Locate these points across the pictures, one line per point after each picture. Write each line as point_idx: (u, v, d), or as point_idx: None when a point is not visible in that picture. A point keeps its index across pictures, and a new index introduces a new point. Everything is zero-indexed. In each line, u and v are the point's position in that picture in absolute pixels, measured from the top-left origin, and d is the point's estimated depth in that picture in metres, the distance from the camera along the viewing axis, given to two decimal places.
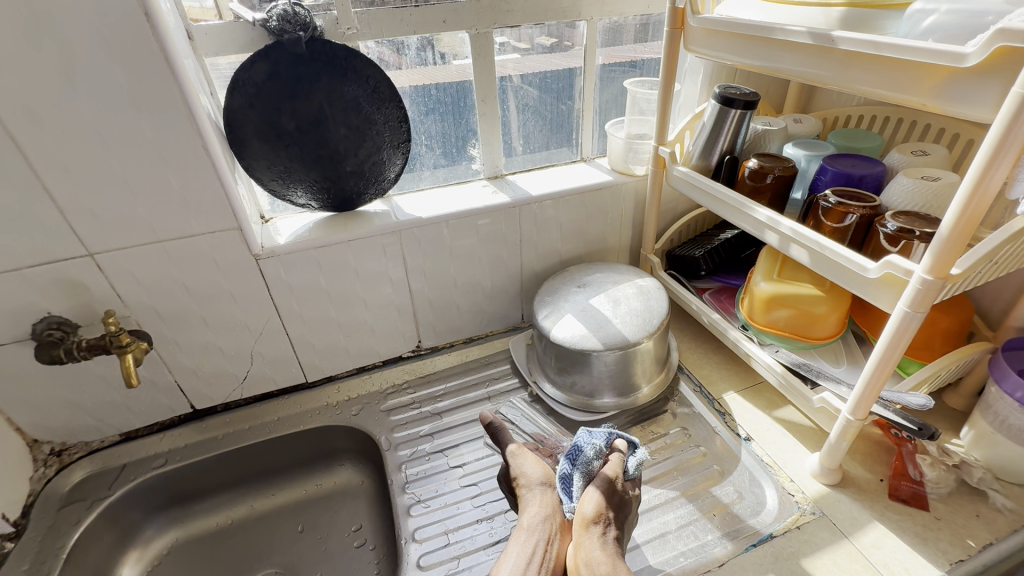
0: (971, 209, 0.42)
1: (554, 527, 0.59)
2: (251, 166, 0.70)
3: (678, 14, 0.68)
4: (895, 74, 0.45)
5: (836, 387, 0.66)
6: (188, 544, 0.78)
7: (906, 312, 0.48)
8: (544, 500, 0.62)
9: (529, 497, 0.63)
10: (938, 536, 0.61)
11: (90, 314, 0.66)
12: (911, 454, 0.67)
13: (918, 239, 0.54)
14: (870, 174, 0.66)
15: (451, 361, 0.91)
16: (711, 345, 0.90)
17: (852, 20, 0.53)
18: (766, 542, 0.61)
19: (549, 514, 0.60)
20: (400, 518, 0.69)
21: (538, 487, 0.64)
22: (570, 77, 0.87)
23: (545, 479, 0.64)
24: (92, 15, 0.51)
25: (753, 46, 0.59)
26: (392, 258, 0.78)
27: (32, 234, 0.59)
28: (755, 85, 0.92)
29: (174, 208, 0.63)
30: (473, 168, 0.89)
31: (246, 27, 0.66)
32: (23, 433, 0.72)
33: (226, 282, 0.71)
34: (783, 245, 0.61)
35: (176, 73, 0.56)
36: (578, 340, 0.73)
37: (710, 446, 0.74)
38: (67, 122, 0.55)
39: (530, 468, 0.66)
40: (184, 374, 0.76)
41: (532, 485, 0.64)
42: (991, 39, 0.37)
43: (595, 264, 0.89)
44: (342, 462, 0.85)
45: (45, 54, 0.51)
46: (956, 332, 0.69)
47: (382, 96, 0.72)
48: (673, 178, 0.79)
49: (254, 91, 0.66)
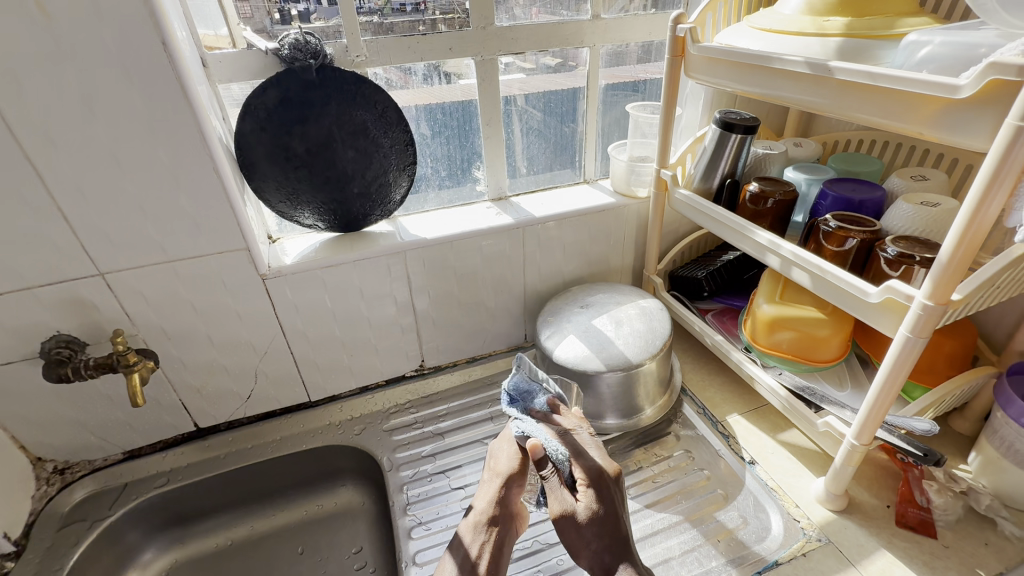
0: (969, 236, 0.42)
1: (502, 518, 0.62)
2: (260, 188, 0.71)
3: (679, 42, 0.69)
4: (891, 103, 0.46)
5: (840, 411, 0.66)
6: (186, 565, 0.77)
7: (907, 338, 0.48)
8: (491, 491, 0.63)
9: (484, 489, 0.64)
10: (947, 565, 0.60)
11: (99, 333, 0.67)
12: (918, 480, 0.66)
13: (919, 264, 0.55)
14: (870, 198, 0.66)
15: (455, 380, 0.92)
16: (715, 366, 0.90)
17: (849, 49, 0.55)
18: (770, 569, 0.61)
19: (487, 511, 0.62)
20: (402, 540, 0.68)
21: (501, 477, 0.63)
22: (573, 99, 0.89)
23: (511, 473, 0.63)
24: (113, 47, 0.53)
25: (751, 74, 0.60)
26: (396, 278, 0.79)
27: (43, 254, 0.60)
28: (754, 110, 0.93)
29: (185, 230, 0.65)
30: (478, 189, 0.91)
31: (259, 55, 0.68)
32: (27, 451, 0.72)
33: (233, 301, 0.72)
34: (785, 268, 0.61)
35: (190, 99, 0.58)
36: (579, 361, 0.73)
37: (713, 470, 0.74)
38: (84, 147, 0.56)
39: (503, 452, 0.65)
40: (188, 393, 0.76)
41: (495, 484, 0.63)
42: (983, 72, 0.38)
43: (598, 285, 0.89)
44: (344, 482, 0.85)
45: (64, 82, 0.53)
46: (962, 356, 0.69)
47: (389, 120, 0.74)
48: (674, 201, 0.80)
49: (266, 115, 0.68)
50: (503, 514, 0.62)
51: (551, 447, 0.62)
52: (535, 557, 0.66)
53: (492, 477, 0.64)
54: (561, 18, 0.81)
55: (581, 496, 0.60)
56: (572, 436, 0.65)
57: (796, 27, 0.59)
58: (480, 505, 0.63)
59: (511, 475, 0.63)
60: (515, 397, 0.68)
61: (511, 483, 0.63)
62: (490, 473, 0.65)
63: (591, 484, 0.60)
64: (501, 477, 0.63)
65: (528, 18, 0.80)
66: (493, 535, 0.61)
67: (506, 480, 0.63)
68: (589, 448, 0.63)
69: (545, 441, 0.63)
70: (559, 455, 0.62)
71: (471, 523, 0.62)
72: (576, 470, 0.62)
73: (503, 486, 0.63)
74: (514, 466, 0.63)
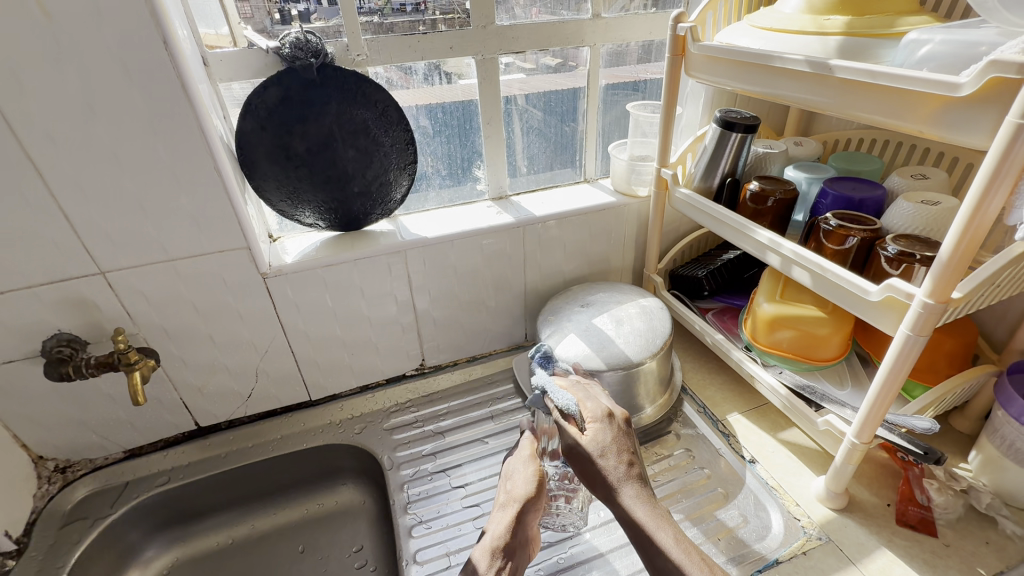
0: (970, 234, 0.42)
1: (515, 547, 0.61)
2: (261, 186, 0.71)
3: (679, 41, 0.69)
4: (891, 101, 0.47)
5: (841, 409, 0.66)
6: (187, 564, 0.77)
7: (908, 336, 0.48)
8: (507, 519, 0.62)
9: (498, 515, 0.63)
10: (947, 564, 0.60)
11: (100, 331, 0.67)
12: (918, 478, 0.66)
13: (919, 262, 0.55)
14: (870, 197, 0.66)
15: (455, 379, 0.92)
16: (715, 365, 0.90)
17: (849, 48, 0.55)
18: (771, 568, 0.61)
19: (504, 540, 0.60)
20: (402, 539, 0.69)
21: (515, 503, 0.63)
22: (573, 99, 0.89)
23: (528, 499, 0.63)
24: (114, 46, 0.53)
25: (752, 73, 0.60)
26: (396, 277, 0.79)
27: (45, 252, 0.60)
28: (755, 109, 0.93)
29: (186, 229, 0.65)
30: (478, 188, 0.91)
31: (259, 54, 0.68)
32: (29, 450, 0.72)
33: (233, 300, 0.72)
34: (785, 266, 0.61)
35: (192, 98, 0.58)
36: (580, 359, 0.73)
37: (714, 469, 0.74)
38: (85, 146, 0.56)
39: (518, 476, 0.66)
40: (189, 392, 0.76)
41: (513, 510, 0.62)
42: (983, 70, 0.38)
43: (598, 284, 0.89)
44: (345, 481, 0.85)
45: (65, 81, 0.53)
46: (962, 354, 0.69)
47: (389, 119, 0.74)
48: (675, 200, 0.80)
49: (266, 114, 0.68)
50: (518, 542, 0.61)
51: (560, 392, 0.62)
52: (535, 556, 0.66)
53: (508, 503, 0.63)
54: (561, 18, 0.81)
55: (591, 430, 0.60)
56: (580, 386, 0.65)
57: (797, 26, 0.59)
58: (495, 528, 0.62)
59: (528, 501, 0.63)
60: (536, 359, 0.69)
61: (526, 509, 0.62)
62: (504, 502, 0.64)
63: (600, 421, 0.60)
64: (517, 504, 0.62)
65: (529, 17, 0.80)
66: (509, 562, 0.59)
67: (522, 505, 0.62)
68: (595, 395, 0.64)
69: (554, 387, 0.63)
70: (565, 402, 0.61)
71: (486, 548, 0.61)
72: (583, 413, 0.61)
73: (519, 515, 0.62)
74: (531, 492, 0.63)
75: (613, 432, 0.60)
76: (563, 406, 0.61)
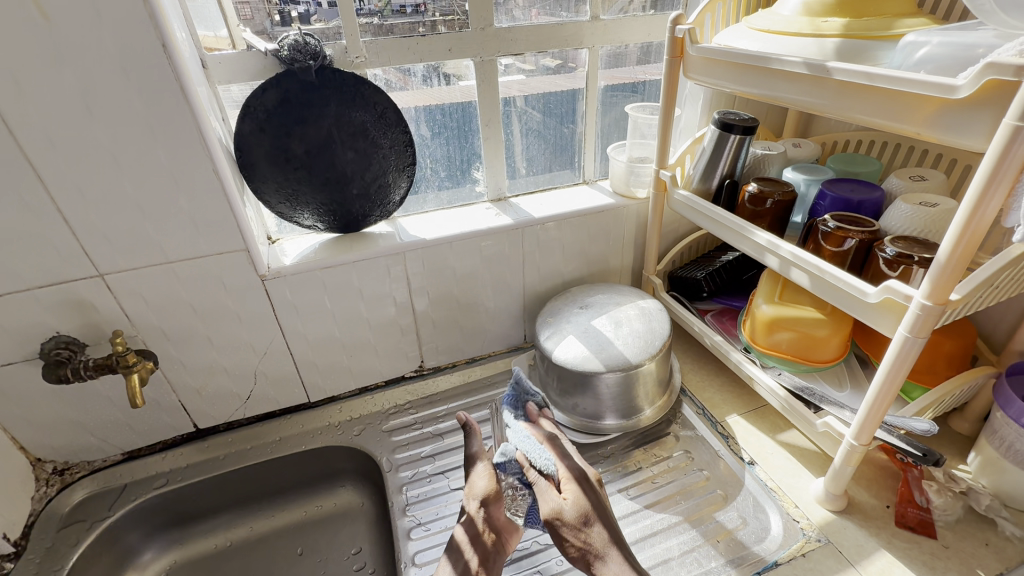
0: (967, 235, 0.42)
1: (492, 546, 0.62)
2: (260, 189, 0.71)
3: (678, 43, 0.69)
4: (889, 103, 0.46)
5: (839, 411, 0.66)
6: (186, 566, 0.77)
7: (906, 337, 0.48)
8: (472, 512, 0.64)
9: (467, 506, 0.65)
10: (946, 565, 0.60)
11: (98, 334, 0.67)
12: (917, 480, 0.66)
13: (918, 264, 0.55)
14: (869, 199, 0.66)
15: (454, 381, 0.92)
16: (715, 367, 0.90)
17: (847, 51, 0.55)
18: (770, 570, 0.60)
19: (480, 534, 0.62)
20: (400, 541, 0.68)
21: (476, 500, 0.64)
22: (572, 101, 0.89)
23: (487, 495, 0.64)
24: (112, 47, 0.53)
25: (751, 75, 0.60)
26: (396, 279, 0.79)
27: (43, 255, 0.60)
28: (753, 110, 0.93)
29: (185, 231, 0.65)
30: (477, 190, 0.91)
31: (258, 56, 0.68)
32: (27, 452, 0.72)
33: (232, 302, 0.72)
34: (784, 269, 0.61)
35: (190, 100, 0.58)
36: (578, 361, 0.73)
37: (713, 470, 0.74)
38: (83, 148, 0.56)
39: (478, 476, 0.67)
40: (187, 394, 0.76)
41: (473, 504, 0.64)
42: (981, 72, 0.38)
43: (597, 285, 0.89)
44: (344, 483, 0.85)
45: (64, 83, 0.53)
46: (961, 356, 0.69)
47: (388, 122, 0.74)
48: (674, 202, 0.80)
49: (265, 116, 0.68)
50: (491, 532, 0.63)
51: (538, 451, 0.67)
52: (532, 559, 0.66)
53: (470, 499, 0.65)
54: (560, 19, 0.82)
55: (568, 493, 0.63)
56: (553, 440, 0.70)
57: (795, 28, 0.59)
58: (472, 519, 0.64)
59: (488, 498, 0.64)
60: (513, 400, 0.75)
61: (490, 501, 0.64)
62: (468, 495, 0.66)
63: (576, 483, 0.64)
64: (478, 499, 0.64)
65: (528, 19, 0.80)
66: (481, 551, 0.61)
67: (484, 503, 0.64)
68: (571, 453, 0.68)
69: (531, 446, 0.67)
70: (543, 462, 0.66)
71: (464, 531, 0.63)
72: (561, 473, 0.66)
73: (485, 505, 0.63)
74: (491, 491, 0.64)
75: (588, 493, 0.63)
76: (540, 465, 0.66)
